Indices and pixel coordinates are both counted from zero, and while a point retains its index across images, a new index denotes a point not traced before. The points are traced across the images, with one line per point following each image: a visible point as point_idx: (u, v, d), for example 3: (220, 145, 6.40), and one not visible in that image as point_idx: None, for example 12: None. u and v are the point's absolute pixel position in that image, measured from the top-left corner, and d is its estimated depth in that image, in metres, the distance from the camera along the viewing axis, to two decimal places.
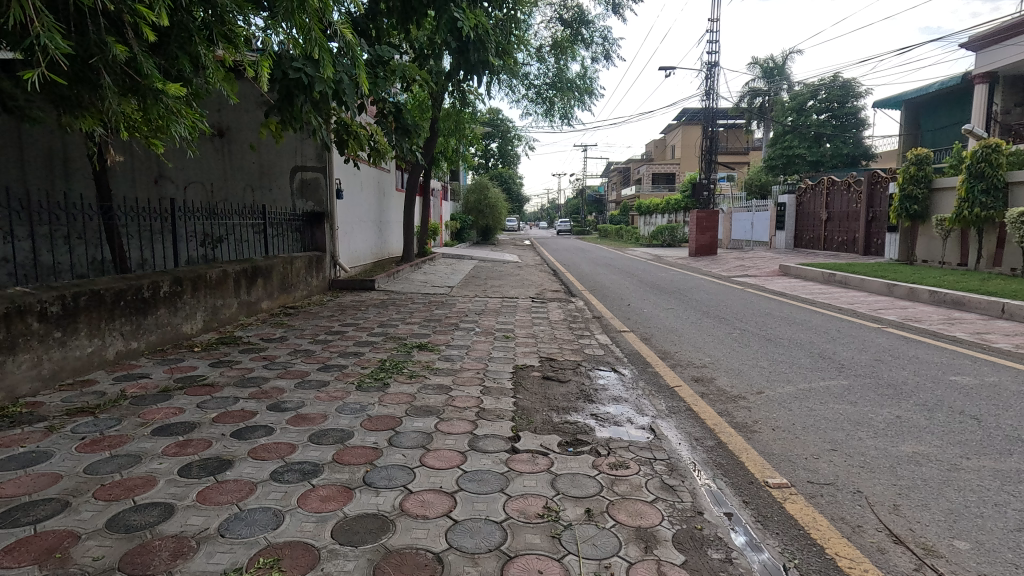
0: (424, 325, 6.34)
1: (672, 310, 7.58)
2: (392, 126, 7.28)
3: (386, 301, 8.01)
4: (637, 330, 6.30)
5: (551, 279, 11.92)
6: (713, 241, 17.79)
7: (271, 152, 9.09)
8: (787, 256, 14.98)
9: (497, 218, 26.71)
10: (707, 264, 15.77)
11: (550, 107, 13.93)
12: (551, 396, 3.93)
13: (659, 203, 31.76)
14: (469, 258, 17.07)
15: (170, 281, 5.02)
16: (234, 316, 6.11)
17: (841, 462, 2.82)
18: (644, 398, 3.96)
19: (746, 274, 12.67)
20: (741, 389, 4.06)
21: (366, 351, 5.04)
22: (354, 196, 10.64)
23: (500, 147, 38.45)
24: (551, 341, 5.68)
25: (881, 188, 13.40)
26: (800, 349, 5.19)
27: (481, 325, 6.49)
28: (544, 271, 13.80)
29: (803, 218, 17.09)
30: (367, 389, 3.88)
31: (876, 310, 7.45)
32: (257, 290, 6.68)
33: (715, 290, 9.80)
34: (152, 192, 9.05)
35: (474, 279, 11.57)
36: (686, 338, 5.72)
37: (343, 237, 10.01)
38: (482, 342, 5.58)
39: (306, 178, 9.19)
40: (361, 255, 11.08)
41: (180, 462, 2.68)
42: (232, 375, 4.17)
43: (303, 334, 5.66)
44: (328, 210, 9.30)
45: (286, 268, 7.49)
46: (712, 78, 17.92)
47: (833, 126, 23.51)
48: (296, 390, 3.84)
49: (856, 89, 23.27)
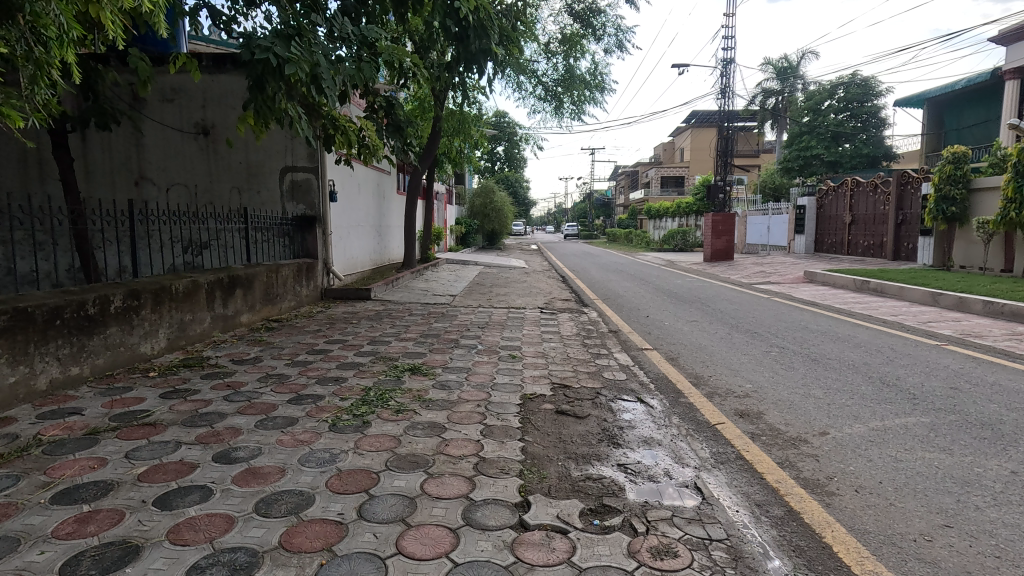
0: (420, 342, 5.65)
1: (696, 324, 6.83)
2: (384, 122, 6.61)
3: (380, 313, 7.32)
4: (660, 348, 5.57)
5: (561, 287, 11.20)
6: (729, 246, 17.01)
7: (258, 151, 8.44)
8: (809, 262, 14.16)
9: (503, 222, 26.10)
10: (723, 269, 15.00)
11: (559, 104, 13.21)
12: (567, 440, 3.22)
13: (669, 206, 31.03)
14: (474, 264, 16.36)
15: (125, 294, 4.35)
16: (206, 333, 5.43)
17: (966, 549, 2.08)
18: (681, 441, 3.22)
19: (769, 280, 11.89)
20: (799, 429, 3.32)
21: (350, 376, 4.34)
22: (351, 199, 9.98)
23: (507, 151, 37.89)
24: (564, 362, 4.96)
25: (911, 188, 12.59)
26: (858, 373, 4.44)
27: (485, 341, 5.78)
28: (552, 278, 13.08)
29: (824, 221, 16.28)
30: (342, 431, 3.17)
31: (925, 323, 6.67)
32: (235, 302, 6.00)
33: (738, 299, 9.05)
34: (133, 195, 8.44)
35: (479, 286, 10.87)
36: (719, 359, 4.98)
37: (338, 243, 9.35)
38: (485, 363, 4.86)
39: (297, 179, 8.53)
40: (358, 263, 10.42)
41: (72, 548, 1.99)
42: (184, 409, 3.48)
43: (281, 355, 4.97)
44: (320, 214, 8.64)
45: (270, 277, 6.82)
46: (728, 75, 17.21)
47: (851, 126, 22.71)
48: (255, 431, 3.14)
49: (876, 88, 22.43)
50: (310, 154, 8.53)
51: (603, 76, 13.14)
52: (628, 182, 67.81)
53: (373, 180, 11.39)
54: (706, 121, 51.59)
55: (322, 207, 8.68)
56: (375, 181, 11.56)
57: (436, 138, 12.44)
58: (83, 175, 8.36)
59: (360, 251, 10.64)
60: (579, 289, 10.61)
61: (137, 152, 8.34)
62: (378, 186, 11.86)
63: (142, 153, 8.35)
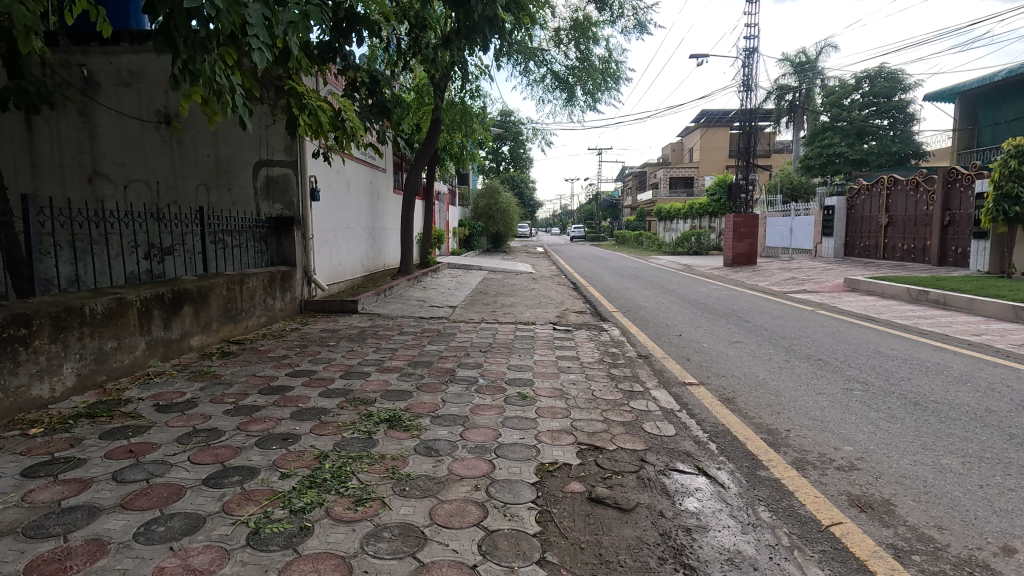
0: (406, 374, 4.53)
1: (740, 346, 5.68)
2: (368, 103, 5.52)
3: (365, 332, 6.20)
4: (709, 383, 4.43)
5: (574, 296, 10.09)
6: (752, 249, 15.84)
7: (229, 142, 7.36)
8: (843, 267, 12.98)
9: (509, 224, 25.03)
10: (747, 275, 13.84)
11: (571, 94, 12.12)
12: (612, 559, 2.09)
13: (680, 207, 29.94)
14: (478, 268, 15.30)
15: (6, 320, 3.25)
16: (139, 363, 4.33)
17: None
18: (788, 561, 2.09)
19: (804, 288, 10.73)
20: (964, 540, 2.18)
21: (306, 433, 3.22)
22: (338, 199, 8.92)
23: (512, 150, 36.97)
24: (591, 406, 3.84)
25: (960, 187, 11.38)
26: (989, 428, 3.29)
27: (488, 371, 4.67)
28: (563, 285, 11.99)
29: (855, 223, 15.08)
30: (265, 549, 2.05)
31: (1021, 346, 5.50)
32: (182, 322, 4.90)
33: (779, 312, 7.88)
34: (86, 193, 7.38)
35: (482, 296, 9.77)
36: (791, 403, 3.85)
37: (324, 249, 8.27)
38: (488, 409, 3.72)
39: (273, 175, 7.46)
40: (347, 270, 9.34)
41: None
42: (42, 499, 2.36)
43: (225, 395, 3.86)
44: (300, 215, 7.55)
45: (232, 289, 5.73)
46: (751, 65, 16.03)
47: (877, 122, 21.52)
48: (128, 549, 2.02)
49: (904, 81, 21.15)
50: (288, 147, 7.46)
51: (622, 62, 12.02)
52: (636, 183, 66.55)
53: (365, 178, 10.35)
54: (716, 121, 50.44)
55: (302, 208, 7.60)
56: (368, 179, 10.51)
57: (436, 132, 11.38)
58: (28, 171, 7.29)
59: (350, 257, 9.56)
60: (594, 299, 9.50)
61: (90, 144, 7.27)
62: (372, 185, 10.81)
63: (95, 144, 7.28)
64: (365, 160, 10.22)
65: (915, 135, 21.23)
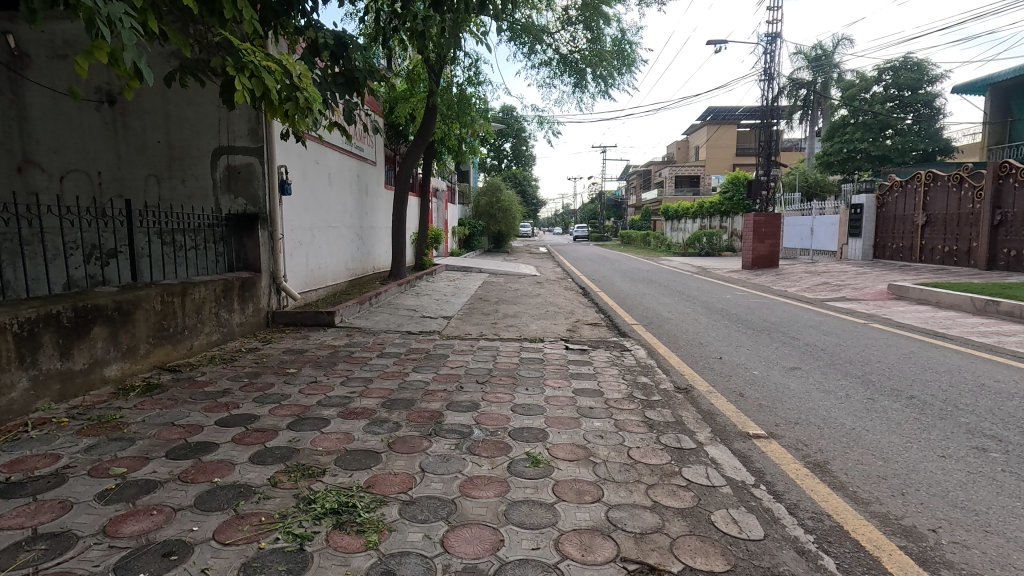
0: (377, 422, 3.39)
1: (799, 376, 4.55)
2: (332, 72, 4.30)
3: (337, 355, 5.08)
4: (781, 436, 3.31)
5: (585, 304, 8.99)
6: (773, 250, 14.69)
7: (183, 126, 6.24)
8: (877, 271, 11.85)
9: (511, 223, 23.99)
10: (770, 279, 12.75)
11: (581, 80, 11.07)
12: None
13: (688, 206, 28.68)
14: (479, 271, 14.22)
15: None
16: (16, 408, 3.23)
17: None
18: None
19: (841, 295, 9.61)
20: None
21: (204, 541, 2.09)
22: (316, 194, 7.81)
23: (515, 147, 35.98)
24: (631, 479, 2.72)
25: (1012, 182, 10.28)
26: None
27: (485, 416, 3.56)
28: (571, 291, 10.89)
29: (886, 223, 13.97)
30: None
31: None
32: (91, 348, 3.79)
33: (828, 326, 6.74)
34: (16, 184, 6.25)
35: (481, 304, 8.67)
36: (915, 476, 2.71)
37: (297, 250, 7.13)
38: (484, 487, 2.59)
39: (235, 165, 6.33)
40: (329, 275, 8.23)
41: None
42: None
43: (114, 460, 2.75)
44: (267, 212, 6.39)
45: (171, 301, 4.63)
46: (773, 52, 14.87)
47: (901, 116, 20.32)
48: None
49: (930, 73, 19.92)
50: (252, 131, 6.32)
51: (637, 44, 10.92)
52: (640, 181, 65.35)
53: (351, 170, 9.27)
54: (724, 119, 49.23)
55: (269, 204, 6.44)
56: (354, 172, 9.44)
57: (432, 117, 10.34)
58: None
59: (332, 259, 8.45)
60: (608, 309, 8.39)
61: (20, 126, 6.16)
62: (360, 179, 9.75)
63: (26, 127, 6.16)
64: (350, 151, 9.15)
65: (942, 130, 20.00)
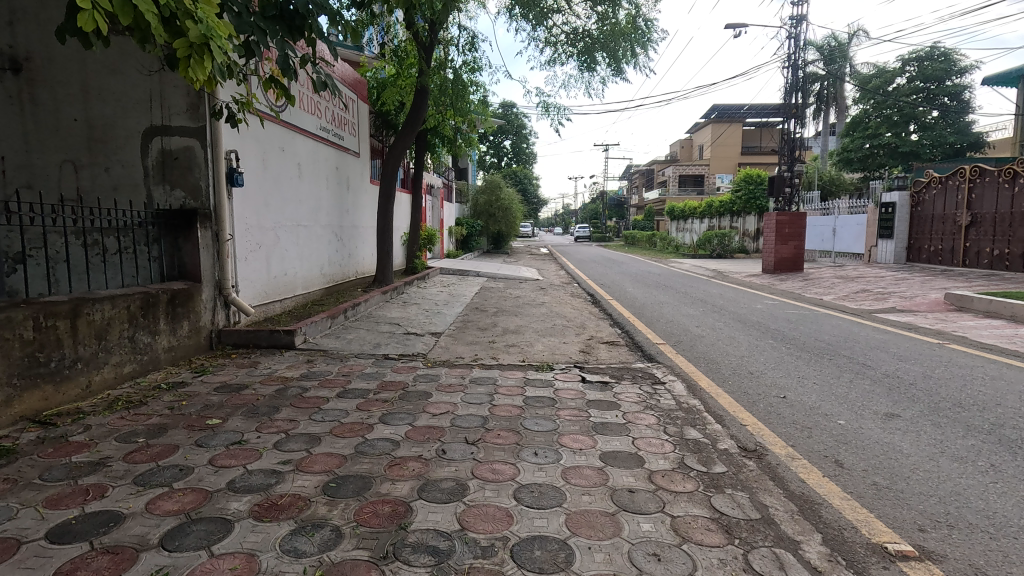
0: (305, 531, 2.17)
1: (905, 431, 3.33)
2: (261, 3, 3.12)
3: (284, 394, 3.87)
4: (942, 554, 2.10)
5: (597, 315, 7.79)
6: (798, 253, 13.49)
7: (105, 99, 4.96)
8: (919, 277, 10.65)
9: (511, 223, 22.86)
10: (797, 284, 11.58)
11: (591, 59, 9.93)
12: None
13: (695, 206, 27.49)
14: (476, 274, 13.04)
15: None
16: None
17: None
18: None
19: (891, 305, 8.40)
20: None
21: None
22: (282, 188, 6.59)
23: (516, 145, 35.05)
24: None
25: None
26: None
27: (474, 512, 2.35)
28: (579, 298, 9.69)
29: (922, 222, 12.79)
30: None
31: None
32: None
33: (898, 348, 5.53)
34: None
35: (477, 317, 7.46)
36: None
37: (255, 255, 5.91)
38: None
39: (171, 148, 5.06)
40: (298, 282, 7.03)
41: None
42: None
43: None
44: (210, 207, 5.12)
45: (51, 325, 3.40)
46: (798, 37, 13.66)
47: (926, 109, 19.12)
48: None
49: (959, 63, 18.67)
50: (192, 107, 5.06)
51: (654, 22, 9.77)
52: (642, 180, 64.15)
53: (328, 162, 8.06)
54: (729, 116, 48.01)
55: (213, 197, 5.17)
56: (332, 163, 8.24)
57: (421, 105, 9.16)
58: None
59: (303, 265, 7.24)
60: (624, 322, 7.22)
61: None
62: (339, 171, 8.54)
63: None
64: (326, 139, 7.94)
65: (973, 124, 18.74)
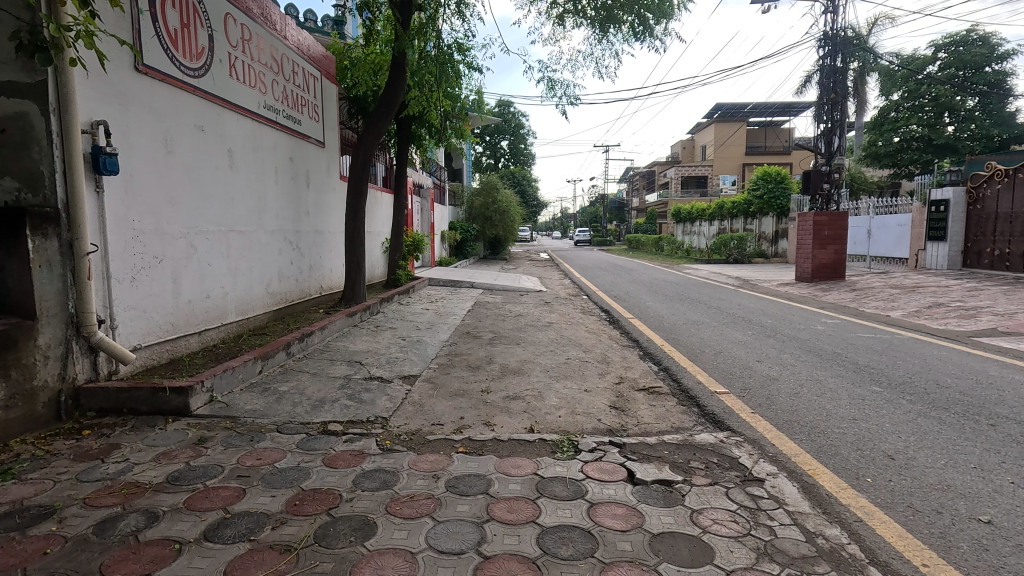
0: None
1: None
2: None
3: (102, 537, 2.13)
4: None
5: (620, 344, 6.07)
6: (838, 258, 11.81)
7: None
8: (995, 288, 8.98)
9: (509, 227, 21.18)
10: (845, 295, 9.90)
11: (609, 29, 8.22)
12: None
13: (702, 207, 25.87)
14: (470, 286, 11.34)
15: None
16: None
17: None
18: None
19: (989, 325, 6.68)
20: None
21: None
22: (201, 181, 4.87)
23: (513, 145, 33.55)
24: None
25: None
26: None
27: None
28: (594, 317, 7.96)
29: (982, 221, 11.13)
30: None
31: None
32: None
33: None
34: None
35: (467, 348, 5.72)
36: None
37: (150, 273, 4.19)
38: None
39: None
40: (228, 306, 5.30)
41: None
42: None
43: None
44: (58, 206, 3.38)
45: None
46: (836, 10, 11.99)
47: (963, 97, 17.59)
48: None
49: (999, 49, 17.07)
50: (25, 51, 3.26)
51: None
52: (642, 182, 62.63)
53: (276, 151, 6.33)
54: (734, 116, 46.47)
55: (64, 190, 3.43)
56: (283, 153, 6.52)
57: (398, 83, 7.39)
58: None
59: (238, 282, 5.51)
60: (658, 354, 5.49)
61: None
62: (293, 164, 6.81)
63: None
64: (272, 121, 6.21)
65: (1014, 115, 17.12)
